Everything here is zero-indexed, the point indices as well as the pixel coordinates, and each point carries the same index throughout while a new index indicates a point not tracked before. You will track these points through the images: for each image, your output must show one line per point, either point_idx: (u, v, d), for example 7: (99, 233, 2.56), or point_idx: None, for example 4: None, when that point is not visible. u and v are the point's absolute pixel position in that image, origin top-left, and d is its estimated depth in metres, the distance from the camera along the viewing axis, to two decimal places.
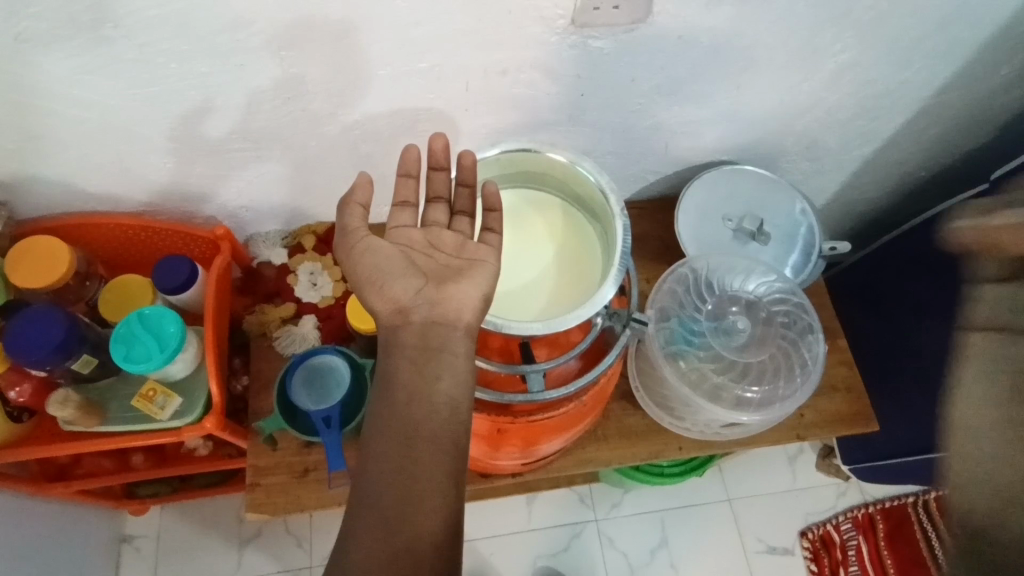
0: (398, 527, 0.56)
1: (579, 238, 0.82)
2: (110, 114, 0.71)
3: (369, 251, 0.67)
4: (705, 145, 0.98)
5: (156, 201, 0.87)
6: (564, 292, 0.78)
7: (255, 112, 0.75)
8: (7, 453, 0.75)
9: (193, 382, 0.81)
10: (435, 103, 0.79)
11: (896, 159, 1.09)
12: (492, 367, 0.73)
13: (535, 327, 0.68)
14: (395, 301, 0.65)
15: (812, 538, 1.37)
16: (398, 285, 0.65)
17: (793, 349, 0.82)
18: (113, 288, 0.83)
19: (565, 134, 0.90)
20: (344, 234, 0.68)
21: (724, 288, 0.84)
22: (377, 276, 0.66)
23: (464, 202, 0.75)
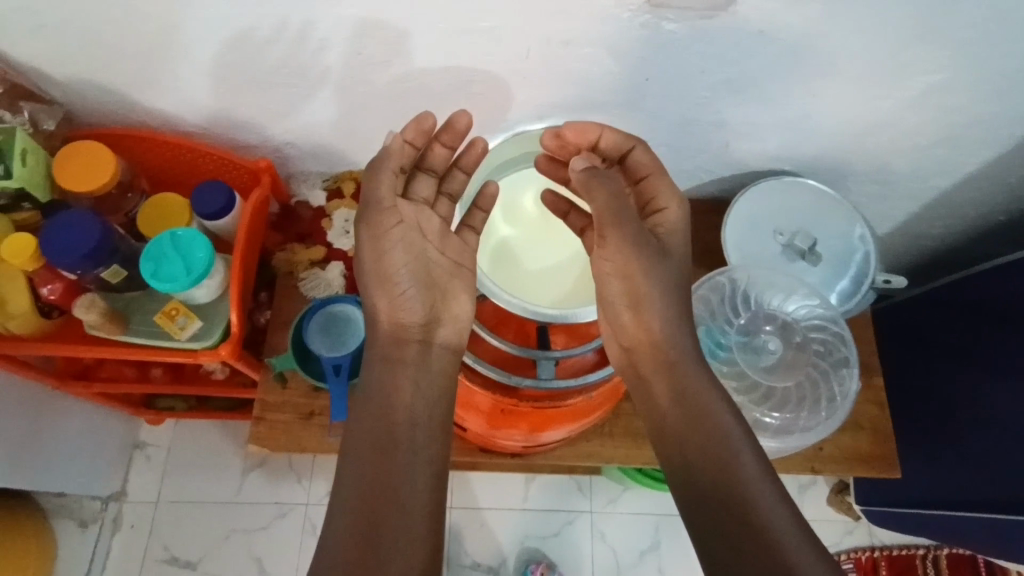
0: (376, 526, 0.59)
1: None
2: (167, 31, 0.71)
3: (389, 249, 0.69)
4: (768, 151, 0.93)
5: (204, 123, 0.87)
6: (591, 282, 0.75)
7: (309, 49, 0.74)
8: (32, 346, 0.77)
9: (216, 308, 0.81)
10: (493, 66, 0.77)
11: (972, 199, 1.01)
12: (506, 345, 0.71)
13: (547, 312, 0.69)
14: (403, 314, 0.70)
15: None
16: (413, 303, 0.70)
17: (823, 380, 0.76)
18: (153, 204, 0.84)
19: (621, 119, 0.86)
20: (367, 207, 0.68)
21: (762, 304, 0.78)
22: (393, 280, 0.70)
23: (454, 184, 0.77)
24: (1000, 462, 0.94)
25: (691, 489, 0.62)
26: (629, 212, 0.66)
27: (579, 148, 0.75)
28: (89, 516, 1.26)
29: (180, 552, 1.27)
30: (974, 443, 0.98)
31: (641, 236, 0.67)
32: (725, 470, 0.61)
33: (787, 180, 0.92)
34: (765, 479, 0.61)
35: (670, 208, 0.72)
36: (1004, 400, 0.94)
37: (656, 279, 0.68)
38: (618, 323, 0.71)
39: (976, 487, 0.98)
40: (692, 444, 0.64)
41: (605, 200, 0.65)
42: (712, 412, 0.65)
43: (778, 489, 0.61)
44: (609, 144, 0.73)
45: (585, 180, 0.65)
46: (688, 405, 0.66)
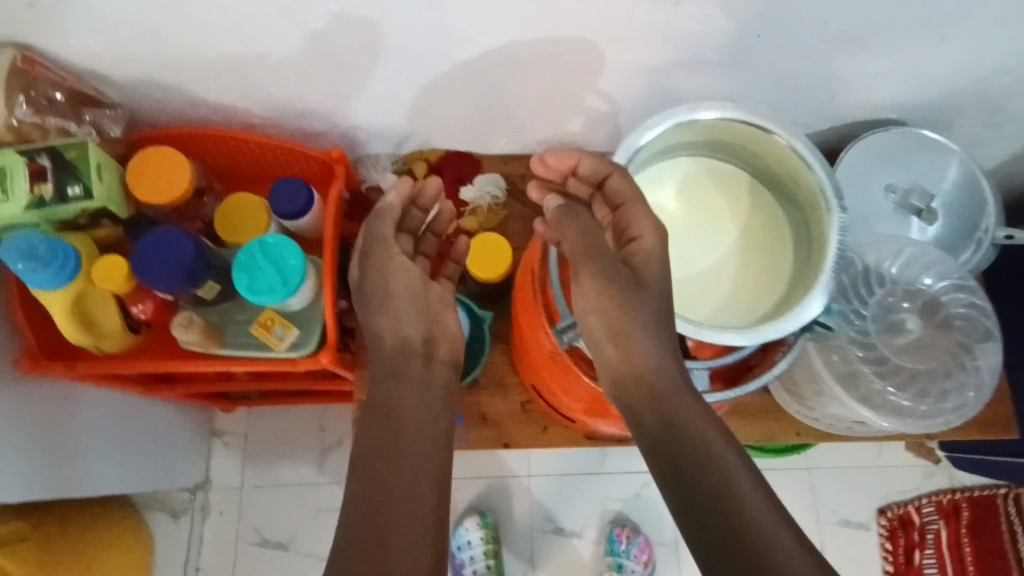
0: (370, 561, 0.54)
1: (759, 228, 0.70)
2: (237, 23, 0.64)
3: (391, 272, 0.70)
4: (876, 102, 0.85)
5: (269, 114, 0.81)
6: (753, 292, 0.67)
7: (390, 30, 0.67)
8: (126, 364, 0.75)
9: (309, 315, 0.78)
10: (590, 33, 0.69)
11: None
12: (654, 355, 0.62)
13: (733, 337, 0.58)
14: (403, 329, 0.69)
15: (890, 517, 1.33)
16: (407, 319, 0.70)
17: (967, 356, 0.69)
18: (229, 206, 0.80)
19: (722, 80, 0.79)
20: (372, 242, 0.71)
21: (895, 278, 0.72)
22: (397, 301, 0.70)
23: (428, 245, 0.78)
24: None
25: (675, 496, 0.55)
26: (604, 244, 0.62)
27: (564, 173, 0.70)
28: (179, 507, 1.29)
29: (269, 533, 1.29)
30: None
31: (613, 266, 0.60)
32: (712, 472, 0.54)
33: (899, 131, 0.84)
34: (748, 476, 0.54)
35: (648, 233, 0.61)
36: None
37: (639, 313, 0.59)
38: (603, 356, 0.63)
39: None
40: (690, 476, 0.54)
41: (577, 235, 0.62)
42: (692, 408, 0.58)
43: (764, 488, 0.54)
44: (587, 170, 0.66)
45: (560, 220, 0.63)
46: (675, 431, 0.57)
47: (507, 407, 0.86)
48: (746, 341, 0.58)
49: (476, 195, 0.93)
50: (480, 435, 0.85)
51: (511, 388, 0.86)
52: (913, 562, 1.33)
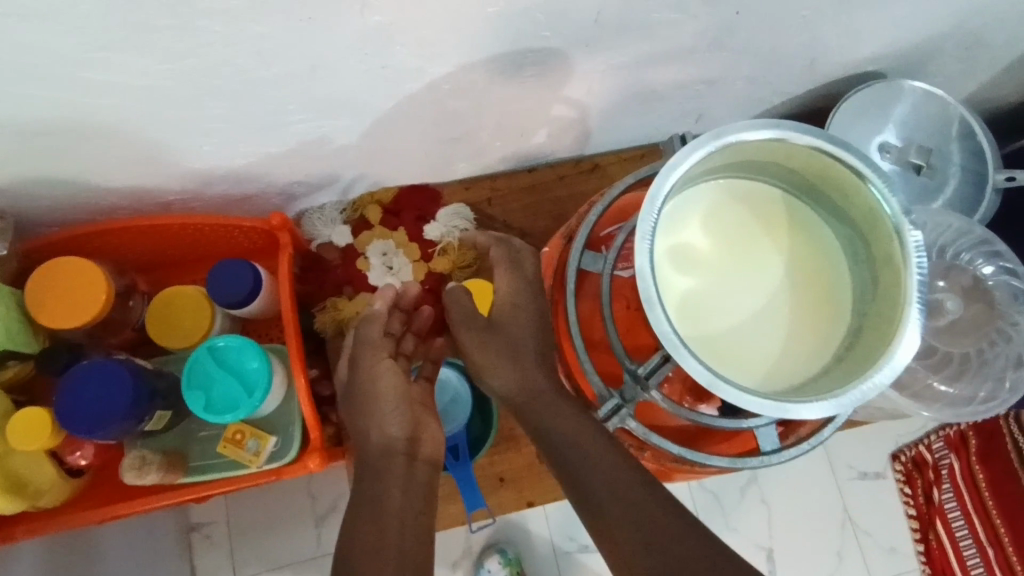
0: None
1: (818, 259, 0.46)
2: (134, 99, 0.52)
3: (379, 373, 0.65)
4: (858, 60, 0.78)
5: (189, 188, 0.68)
6: (813, 346, 0.45)
7: (321, 76, 0.55)
8: (65, 519, 0.61)
9: (282, 415, 0.68)
10: (555, 40, 0.59)
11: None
12: (717, 424, 0.50)
13: (818, 408, 0.39)
14: (390, 431, 0.62)
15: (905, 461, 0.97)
16: (389, 419, 0.63)
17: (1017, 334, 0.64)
18: (163, 306, 0.68)
19: (697, 63, 0.71)
20: (363, 348, 0.67)
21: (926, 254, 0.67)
22: (387, 402, 0.64)
23: (409, 347, 0.70)
24: None
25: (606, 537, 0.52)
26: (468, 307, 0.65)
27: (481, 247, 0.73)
28: None
29: None
30: None
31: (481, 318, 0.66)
32: (625, 495, 0.52)
33: (885, 84, 0.79)
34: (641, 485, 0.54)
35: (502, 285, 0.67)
36: None
37: (506, 348, 0.64)
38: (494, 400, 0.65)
39: None
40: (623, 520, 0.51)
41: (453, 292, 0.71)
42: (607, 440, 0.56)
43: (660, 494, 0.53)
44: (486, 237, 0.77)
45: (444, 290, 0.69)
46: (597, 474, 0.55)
47: (523, 462, 0.77)
48: (838, 408, 0.39)
49: (443, 232, 0.83)
50: (501, 497, 0.77)
51: (523, 440, 0.77)
52: (934, 506, 0.96)
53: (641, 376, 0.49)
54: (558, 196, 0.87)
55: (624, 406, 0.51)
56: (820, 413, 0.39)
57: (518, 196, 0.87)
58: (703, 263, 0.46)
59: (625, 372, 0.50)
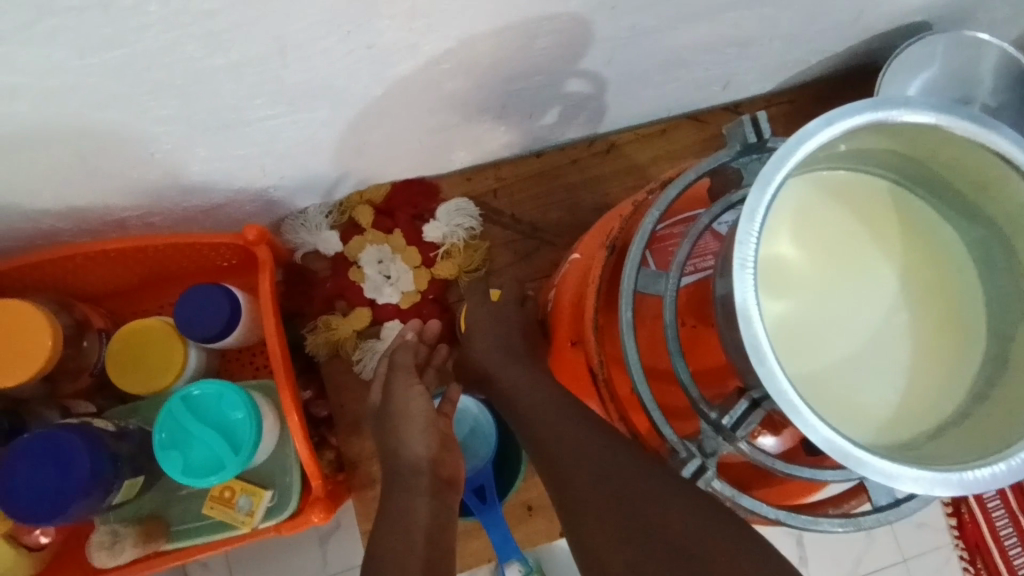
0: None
1: (943, 266, 0.37)
2: (52, 103, 0.40)
3: (410, 395, 0.56)
4: (910, 12, 0.68)
5: (141, 203, 0.57)
6: (943, 378, 0.36)
7: (293, 62, 0.44)
8: None
9: (277, 462, 0.58)
10: (579, 3, 0.48)
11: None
12: (825, 476, 0.41)
13: (977, 479, 0.30)
14: (417, 450, 0.54)
15: None
16: (415, 438, 0.54)
17: None
18: (121, 347, 0.58)
19: (734, 23, 0.61)
20: (396, 372, 0.59)
21: None
22: (416, 424, 0.55)
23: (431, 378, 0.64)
24: None
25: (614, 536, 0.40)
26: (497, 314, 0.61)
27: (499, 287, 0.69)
28: None
29: None
30: None
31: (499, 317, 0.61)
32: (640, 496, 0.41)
33: (933, 37, 0.72)
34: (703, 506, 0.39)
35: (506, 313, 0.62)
36: None
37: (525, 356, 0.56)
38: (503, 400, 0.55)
39: None
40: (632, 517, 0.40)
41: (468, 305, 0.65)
42: (686, 474, 0.42)
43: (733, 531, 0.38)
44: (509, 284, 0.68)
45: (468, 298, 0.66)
46: (607, 475, 0.43)
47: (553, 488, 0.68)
48: (1004, 478, 0.30)
49: (446, 232, 0.73)
50: (529, 529, 0.68)
51: None
52: None
53: (726, 428, 0.40)
54: (571, 183, 0.77)
55: (707, 465, 0.42)
56: (982, 487, 0.29)
57: (526, 184, 0.77)
58: (804, 280, 0.36)
59: (701, 421, 0.41)
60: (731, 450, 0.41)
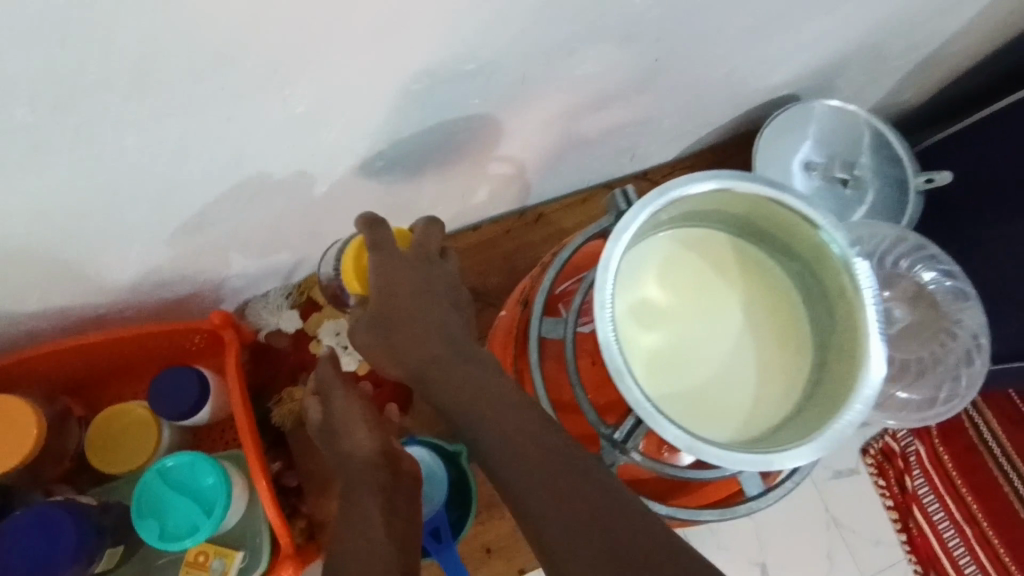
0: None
1: (777, 294, 0.48)
2: (42, 220, 0.48)
3: (349, 402, 0.62)
4: (774, 87, 0.82)
5: (118, 300, 0.64)
6: (786, 383, 0.46)
7: (248, 170, 0.53)
8: None
9: (247, 525, 0.63)
10: (485, 105, 0.60)
11: (976, 65, 0.92)
12: (707, 476, 0.48)
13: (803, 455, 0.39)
14: (364, 449, 0.58)
15: (874, 455, 0.95)
16: (360, 436, 0.59)
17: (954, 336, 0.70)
18: (100, 431, 0.63)
19: (626, 108, 0.73)
20: (330, 382, 0.63)
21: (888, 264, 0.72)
22: (359, 425, 0.60)
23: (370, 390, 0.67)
24: None
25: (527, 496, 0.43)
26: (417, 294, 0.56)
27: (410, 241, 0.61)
28: None
29: None
30: None
31: (420, 290, 0.56)
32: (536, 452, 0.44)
33: (800, 105, 0.85)
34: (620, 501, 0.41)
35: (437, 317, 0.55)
36: None
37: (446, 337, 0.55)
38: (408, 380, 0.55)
39: None
40: (537, 477, 0.43)
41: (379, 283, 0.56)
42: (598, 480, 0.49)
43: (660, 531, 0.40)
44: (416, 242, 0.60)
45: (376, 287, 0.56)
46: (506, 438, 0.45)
47: (509, 528, 0.75)
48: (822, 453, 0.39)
49: None
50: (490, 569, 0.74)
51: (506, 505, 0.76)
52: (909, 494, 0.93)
53: (619, 441, 0.48)
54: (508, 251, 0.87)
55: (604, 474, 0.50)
56: (809, 458, 0.38)
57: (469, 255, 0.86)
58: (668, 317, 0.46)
59: (601, 439, 0.49)
60: (626, 461, 0.49)
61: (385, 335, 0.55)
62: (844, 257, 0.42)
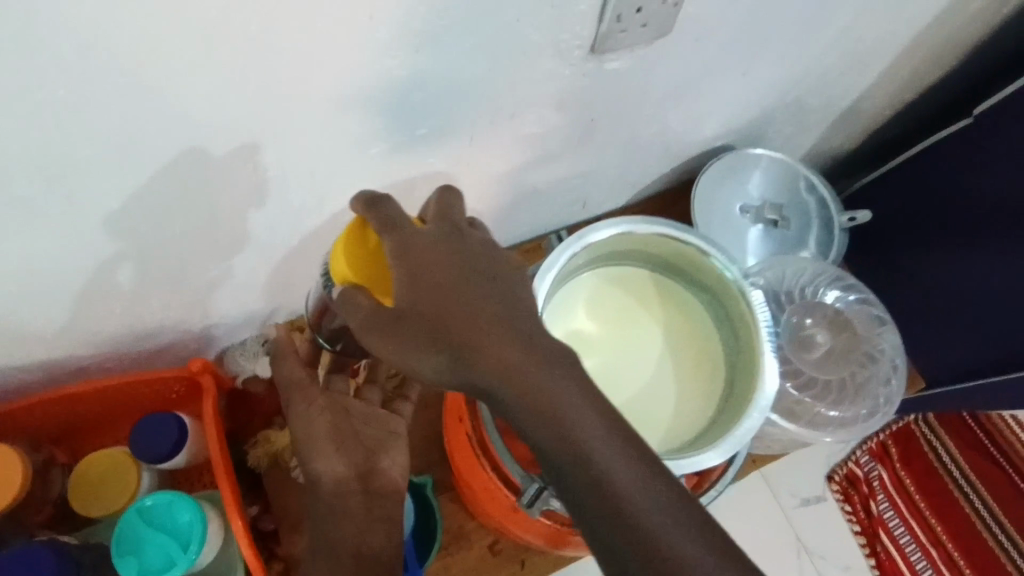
0: None
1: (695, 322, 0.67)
2: (34, 277, 0.54)
3: (310, 415, 0.63)
4: (706, 138, 0.90)
5: (101, 351, 0.69)
6: (704, 391, 0.64)
7: (223, 227, 0.60)
8: None
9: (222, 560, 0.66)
10: (439, 163, 0.67)
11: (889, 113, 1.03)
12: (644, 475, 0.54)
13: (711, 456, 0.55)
14: (338, 471, 0.63)
15: (840, 481, 1.12)
16: (332, 458, 0.63)
17: (871, 362, 0.72)
18: (81, 476, 0.67)
19: (572, 161, 0.80)
20: (289, 392, 0.64)
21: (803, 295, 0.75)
22: (328, 445, 0.63)
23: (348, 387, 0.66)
24: (976, 336, 0.96)
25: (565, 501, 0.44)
26: (435, 279, 0.46)
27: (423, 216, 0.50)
28: None
29: None
30: (953, 322, 0.99)
31: (440, 276, 0.46)
32: (580, 459, 0.43)
33: (732, 153, 0.94)
34: (638, 475, 0.43)
35: (482, 290, 0.46)
36: (955, 281, 0.97)
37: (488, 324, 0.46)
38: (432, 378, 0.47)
39: (966, 364, 0.98)
40: (577, 482, 0.43)
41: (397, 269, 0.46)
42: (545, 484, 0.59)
43: (680, 503, 0.42)
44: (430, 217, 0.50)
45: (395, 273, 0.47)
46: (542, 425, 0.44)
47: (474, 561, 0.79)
48: (728, 450, 0.55)
49: None
50: None
51: (473, 535, 0.80)
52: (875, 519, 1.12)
53: None
54: None
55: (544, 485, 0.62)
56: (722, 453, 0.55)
57: None
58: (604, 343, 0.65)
59: None
60: None
61: (432, 331, 0.45)
62: (740, 285, 0.60)
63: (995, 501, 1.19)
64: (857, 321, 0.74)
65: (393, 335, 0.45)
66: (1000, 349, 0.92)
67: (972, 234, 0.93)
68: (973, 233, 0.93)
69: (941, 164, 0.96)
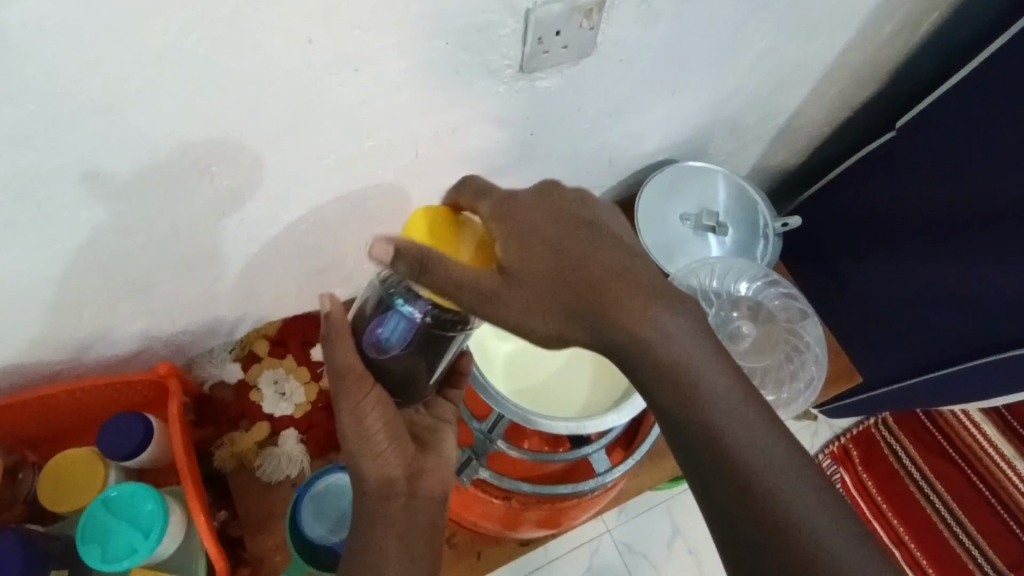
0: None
1: None
2: (10, 285, 0.59)
3: (362, 414, 0.55)
4: (647, 152, 0.97)
5: (72, 357, 0.73)
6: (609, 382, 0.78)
7: (186, 237, 0.65)
8: None
9: (184, 555, 0.70)
10: (388, 176, 0.72)
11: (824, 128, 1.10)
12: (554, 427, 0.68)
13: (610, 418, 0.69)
14: (386, 469, 0.58)
15: None
16: (388, 453, 0.58)
17: (794, 350, 0.79)
18: (50, 474, 0.71)
19: (519, 174, 0.86)
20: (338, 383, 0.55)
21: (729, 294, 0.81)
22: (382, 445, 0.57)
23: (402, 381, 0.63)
24: (911, 335, 1.01)
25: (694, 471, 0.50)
26: (540, 246, 0.50)
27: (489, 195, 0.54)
28: None
29: None
30: (889, 322, 1.05)
31: (548, 240, 0.50)
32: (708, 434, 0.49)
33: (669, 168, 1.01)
34: (752, 426, 0.49)
35: (594, 252, 0.50)
36: (890, 283, 1.03)
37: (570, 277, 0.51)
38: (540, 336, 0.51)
39: (904, 361, 1.03)
40: (705, 460, 0.49)
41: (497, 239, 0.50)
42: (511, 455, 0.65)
43: (795, 450, 0.49)
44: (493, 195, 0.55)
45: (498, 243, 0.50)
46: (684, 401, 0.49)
47: None
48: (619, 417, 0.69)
49: None
50: None
51: None
52: None
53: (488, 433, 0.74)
54: None
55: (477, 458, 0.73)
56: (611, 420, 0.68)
57: None
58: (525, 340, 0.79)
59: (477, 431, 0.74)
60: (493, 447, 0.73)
61: (555, 293, 0.49)
62: None
63: (957, 504, 1.24)
64: (778, 314, 0.81)
65: (517, 302, 0.49)
66: (932, 345, 0.98)
67: (902, 238, 0.99)
68: (902, 237, 0.99)
69: (870, 174, 1.03)
